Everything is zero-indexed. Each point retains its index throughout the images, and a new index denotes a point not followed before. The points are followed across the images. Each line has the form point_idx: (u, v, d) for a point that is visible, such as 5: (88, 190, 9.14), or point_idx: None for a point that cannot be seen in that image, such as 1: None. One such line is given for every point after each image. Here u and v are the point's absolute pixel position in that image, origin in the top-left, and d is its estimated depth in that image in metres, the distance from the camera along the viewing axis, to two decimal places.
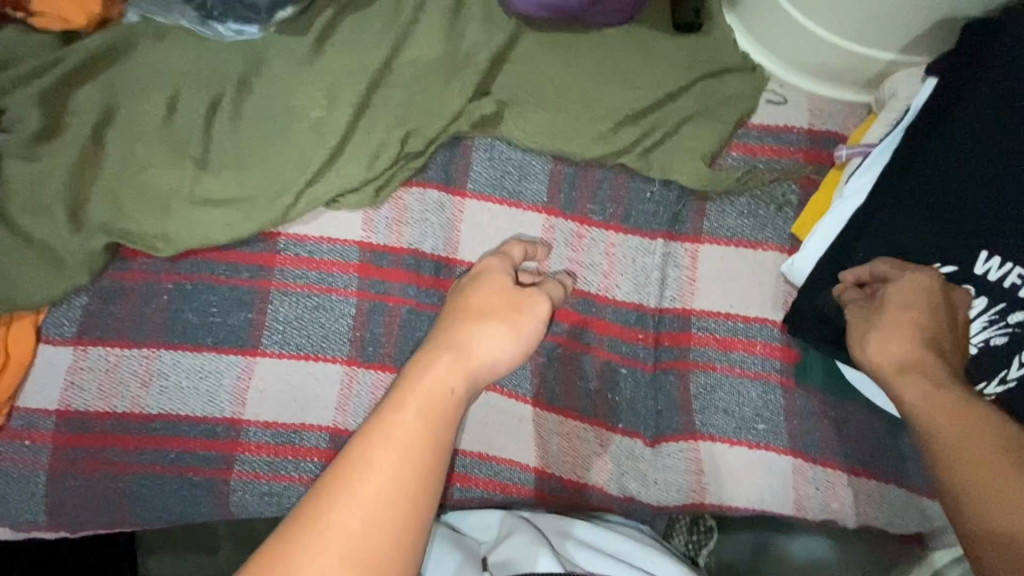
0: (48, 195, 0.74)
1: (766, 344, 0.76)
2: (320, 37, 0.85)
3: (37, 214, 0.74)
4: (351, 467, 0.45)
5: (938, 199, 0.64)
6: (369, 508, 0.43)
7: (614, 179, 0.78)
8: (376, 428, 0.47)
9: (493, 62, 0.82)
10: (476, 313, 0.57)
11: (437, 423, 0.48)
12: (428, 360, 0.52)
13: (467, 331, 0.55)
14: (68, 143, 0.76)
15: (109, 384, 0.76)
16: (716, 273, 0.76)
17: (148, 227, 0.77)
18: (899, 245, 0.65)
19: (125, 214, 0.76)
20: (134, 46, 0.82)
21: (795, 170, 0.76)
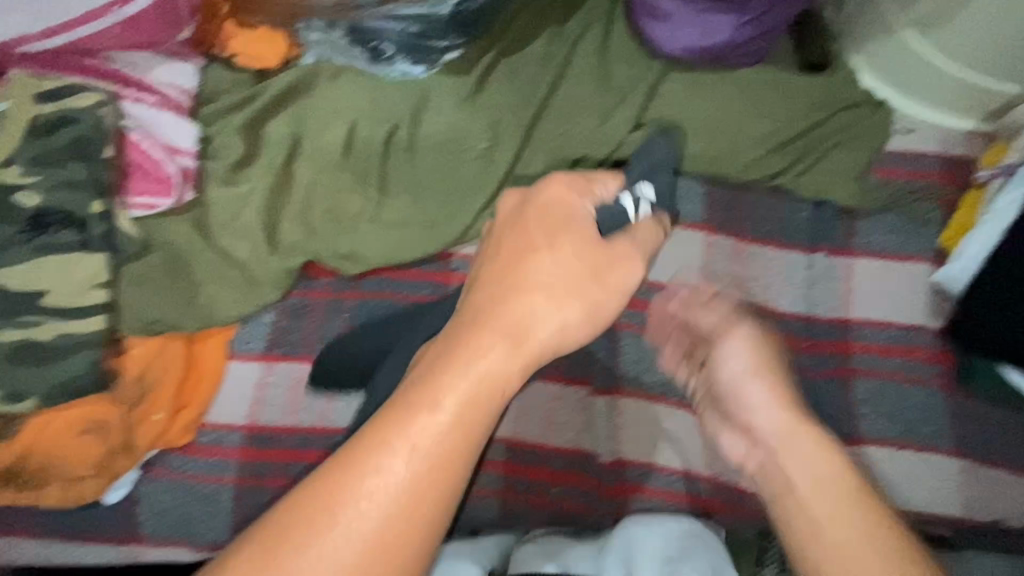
0: (248, 217, 0.78)
1: (924, 350, 0.81)
2: (482, 76, 0.91)
3: (234, 235, 0.78)
4: (389, 427, 0.39)
5: None
6: (396, 498, 0.38)
7: (768, 201, 0.85)
8: (436, 394, 0.41)
9: (644, 98, 0.89)
10: (536, 273, 0.46)
11: (485, 400, 0.41)
12: (479, 325, 0.44)
13: (520, 302, 0.45)
14: (267, 170, 0.80)
15: (294, 400, 0.78)
16: (871, 285, 0.82)
17: (336, 247, 0.81)
18: None
19: (315, 236, 0.81)
20: (314, 83, 0.87)
21: (935, 192, 0.83)
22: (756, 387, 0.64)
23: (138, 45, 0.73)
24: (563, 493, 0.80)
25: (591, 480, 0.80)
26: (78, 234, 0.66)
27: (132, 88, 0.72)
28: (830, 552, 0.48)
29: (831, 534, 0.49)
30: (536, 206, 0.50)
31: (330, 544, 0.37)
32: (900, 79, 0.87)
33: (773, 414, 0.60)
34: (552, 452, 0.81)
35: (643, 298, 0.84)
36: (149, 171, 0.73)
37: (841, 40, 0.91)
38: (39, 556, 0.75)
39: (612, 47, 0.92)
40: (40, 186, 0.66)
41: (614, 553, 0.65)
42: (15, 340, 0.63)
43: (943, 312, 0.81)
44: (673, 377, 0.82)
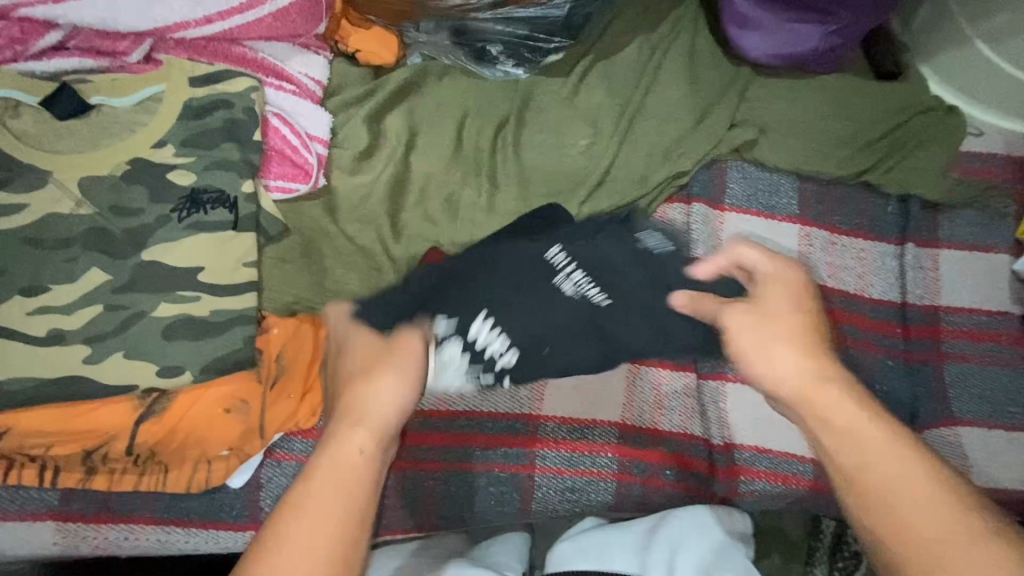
0: (373, 204, 0.80)
1: (1009, 334, 0.86)
2: (578, 79, 0.96)
3: (360, 221, 0.79)
4: (290, 508, 0.42)
5: None
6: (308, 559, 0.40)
7: (857, 196, 0.90)
8: (318, 469, 0.44)
9: (735, 99, 0.94)
10: (364, 366, 0.52)
11: (361, 467, 0.45)
12: (344, 417, 0.48)
13: (361, 391, 0.50)
14: (390, 160, 0.83)
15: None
16: (956, 274, 0.87)
17: (454, 235, 0.83)
18: None
19: (435, 224, 0.83)
20: (424, 81, 0.91)
21: (1009, 188, 0.90)
22: (756, 335, 0.50)
23: (280, 36, 0.76)
24: (677, 476, 0.81)
25: (704, 464, 0.82)
26: (231, 213, 0.67)
27: (275, 77, 0.75)
28: (875, 471, 0.42)
29: (895, 486, 0.42)
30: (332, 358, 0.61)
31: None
32: (969, 89, 0.94)
33: (773, 349, 0.49)
34: (667, 434, 0.82)
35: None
36: (287, 156, 0.75)
37: (912, 51, 0.98)
38: (159, 544, 0.71)
39: (698, 53, 0.98)
40: (194, 166, 0.68)
41: (658, 551, 0.69)
42: (174, 315, 0.64)
43: None
44: None
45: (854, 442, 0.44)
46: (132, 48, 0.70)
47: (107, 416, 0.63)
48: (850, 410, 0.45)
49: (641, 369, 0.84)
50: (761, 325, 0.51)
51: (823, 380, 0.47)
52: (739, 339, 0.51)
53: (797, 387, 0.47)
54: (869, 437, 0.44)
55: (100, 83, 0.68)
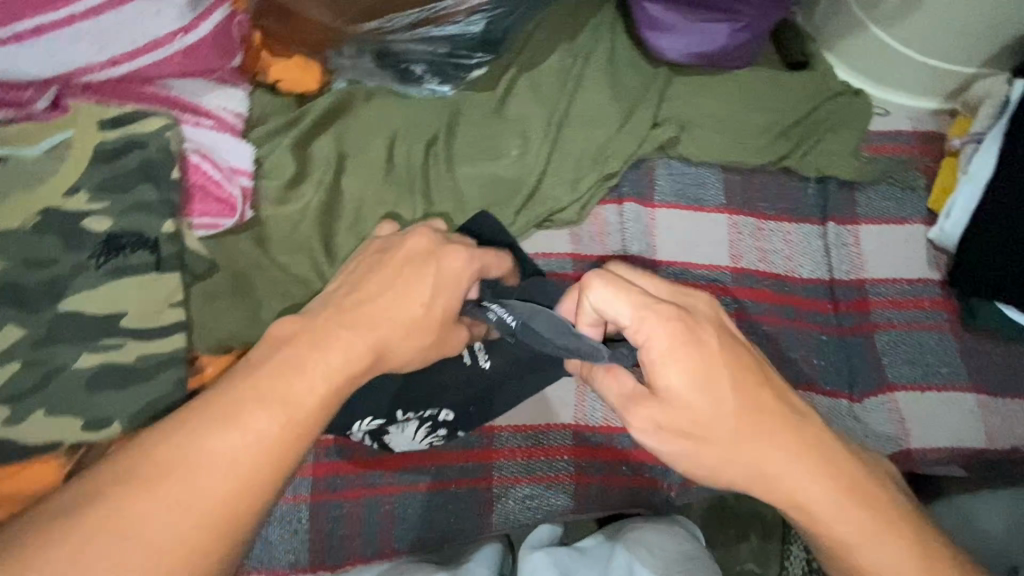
0: (304, 232, 0.80)
1: (931, 300, 0.90)
2: (504, 91, 0.98)
3: (294, 251, 0.79)
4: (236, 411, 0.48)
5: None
6: (231, 461, 0.47)
7: (778, 181, 0.94)
8: (279, 395, 0.50)
9: (658, 99, 0.98)
10: (418, 273, 0.59)
11: (352, 369, 0.53)
12: (319, 345, 0.53)
13: (394, 300, 0.57)
14: (320, 185, 0.83)
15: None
16: (877, 247, 0.92)
17: None
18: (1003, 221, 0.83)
19: None
20: (351, 105, 0.92)
21: (916, 161, 0.96)
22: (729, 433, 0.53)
23: (194, 72, 0.75)
24: (634, 471, 0.82)
25: (660, 455, 0.83)
26: (153, 255, 0.66)
27: (192, 114, 0.74)
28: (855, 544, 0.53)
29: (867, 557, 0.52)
30: (400, 260, 0.60)
31: (172, 495, 0.45)
32: (872, 73, 1.00)
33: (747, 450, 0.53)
34: (622, 430, 0.83)
35: (682, 279, 0.90)
36: (211, 192, 0.75)
37: (819, 41, 1.04)
38: None
39: (618, 57, 1.02)
40: (110, 211, 0.66)
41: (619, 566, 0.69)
42: (99, 365, 0.63)
43: (942, 265, 0.91)
44: None
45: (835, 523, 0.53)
46: (37, 95, 0.68)
47: (35, 476, 0.61)
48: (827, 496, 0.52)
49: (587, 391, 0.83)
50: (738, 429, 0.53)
51: (811, 475, 0.53)
52: (720, 445, 0.53)
53: (771, 475, 0.53)
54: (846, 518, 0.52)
55: (5, 136, 0.67)
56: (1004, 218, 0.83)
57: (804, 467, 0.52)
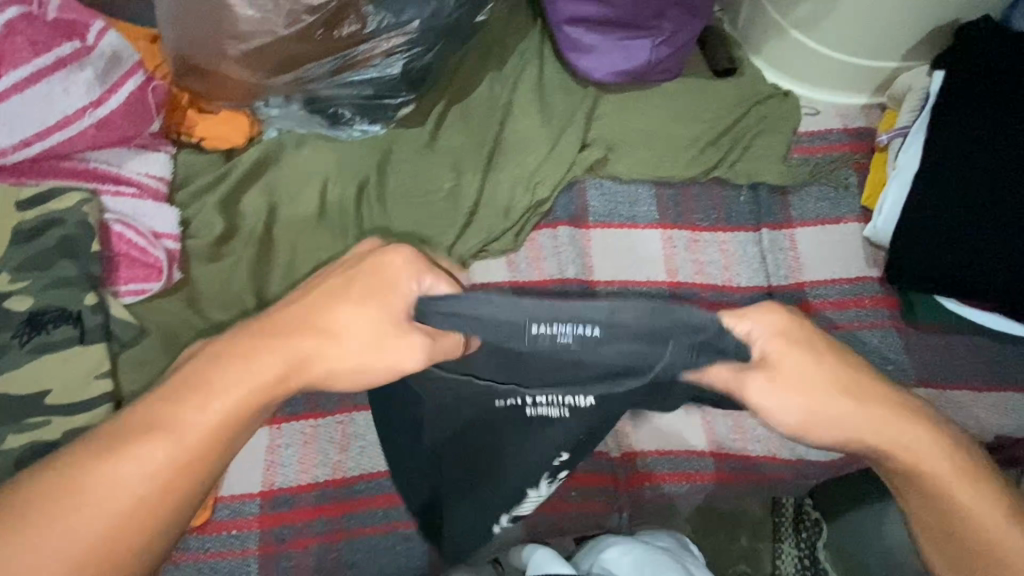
0: (236, 287, 0.81)
1: (872, 297, 0.90)
2: (435, 126, 0.99)
3: (226, 307, 0.80)
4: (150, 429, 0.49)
5: (960, 177, 0.82)
6: (134, 477, 0.49)
7: (709, 191, 0.95)
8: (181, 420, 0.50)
9: (587, 119, 0.98)
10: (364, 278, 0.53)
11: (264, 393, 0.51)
12: (235, 361, 0.51)
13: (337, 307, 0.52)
14: (251, 239, 0.84)
15: (304, 462, 0.79)
16: (813, 249, 0.92)
17: None
18: (933, 217, 0.83)
19: None
20: (281, 154, 0.93)
21: (847, 159, 0.96)
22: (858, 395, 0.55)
23: (112, 143, 0.77)
24: (583, 496, 0.84)
25: (608, 477, 0.85)
26: (76, 328, 0.67)
27: (113, 183, 0.76)
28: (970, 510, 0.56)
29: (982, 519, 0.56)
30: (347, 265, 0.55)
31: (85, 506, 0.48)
32: (798, 74, 1.00)
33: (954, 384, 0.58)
34: None
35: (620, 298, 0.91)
36: (137, 258, 0.76)
37: (745, 46, 1.04)
38: None
39: (546, 81, 1.02)
40: (30, 289, 0.68)
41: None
42: (23, 444, 0.63)
43: (879, 261, 0.91)
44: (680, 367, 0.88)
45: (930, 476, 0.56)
46: None
47: None
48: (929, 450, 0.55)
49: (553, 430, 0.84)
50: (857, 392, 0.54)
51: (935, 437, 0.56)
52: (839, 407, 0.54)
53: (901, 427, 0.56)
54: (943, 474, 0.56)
55: None
56: (927, 214, 0.83)
57: (913, 425, 0.55)
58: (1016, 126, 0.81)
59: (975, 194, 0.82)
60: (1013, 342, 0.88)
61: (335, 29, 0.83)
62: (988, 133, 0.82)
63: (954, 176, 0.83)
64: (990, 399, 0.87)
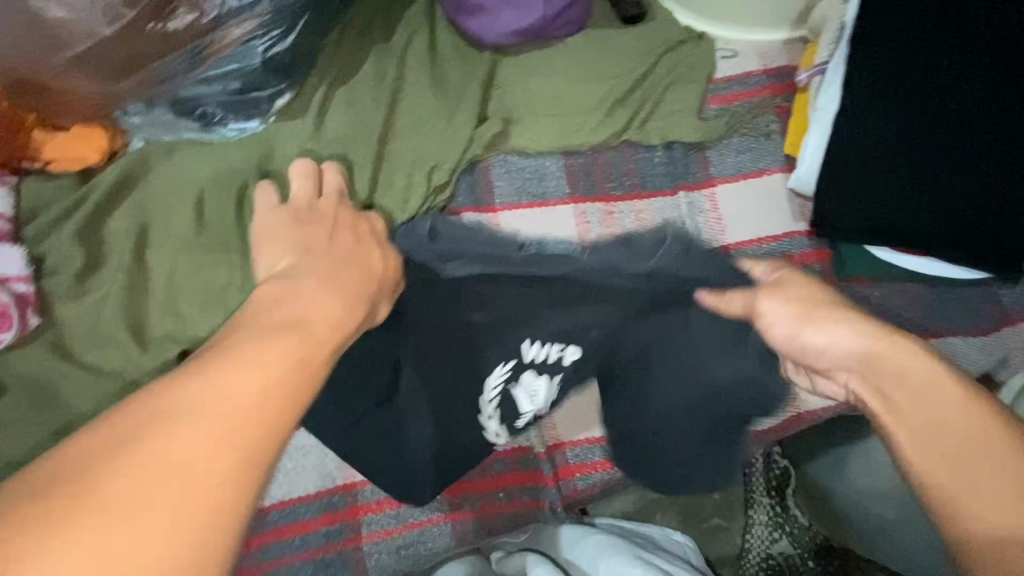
0: (108, 324, 0.76)
1: (801, 253, 0.84)
2: (319, 112, 0.88)
3: (101, 346, 0.76)
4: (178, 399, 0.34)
5: (878, 123, 0.76)
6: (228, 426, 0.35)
7: (622, 156, 0.87)
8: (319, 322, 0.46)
9: (483, 89, 0.89)
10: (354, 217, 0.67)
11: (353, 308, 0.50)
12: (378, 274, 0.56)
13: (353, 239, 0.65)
14: (117, 271, 0.78)
15: (359, 523, 0.77)
16: (736, 208, 0.86)
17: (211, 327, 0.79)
18: (855, 170, 0.76)
19: (184, 319, 0.78)
20: (148, 167, 0.84)
21: (767, 104, 0.89)
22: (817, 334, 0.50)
23: None
24: (511, 496, 0.80)
25: (536, 474, 0.81)
26: None
27: None
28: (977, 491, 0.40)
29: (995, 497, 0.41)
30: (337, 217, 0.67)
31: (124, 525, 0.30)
32: (711, 12, 0.90)
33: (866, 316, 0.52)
34: (492, 457, 0.80)
35: None
36: None
37: None
38: None
39: (438, 49, 0.92)
40: None
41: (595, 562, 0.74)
42: None
43: (807, 212, 0.84)
44: None
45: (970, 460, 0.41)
46: None
47: None
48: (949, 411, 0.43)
49: None
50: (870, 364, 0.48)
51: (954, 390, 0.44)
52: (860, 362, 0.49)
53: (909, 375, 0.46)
54: (975, 452, 0.41)
55: None
56: (858, 166, 0.76)
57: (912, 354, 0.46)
58: (932, 60, 0.74)
59: (897, 141, 0.75)
60: (950, 284, 0.84)
61: (164, 21, 0.73)
62: (948, 80, 0.74)
63: (891, 122, 0.75)
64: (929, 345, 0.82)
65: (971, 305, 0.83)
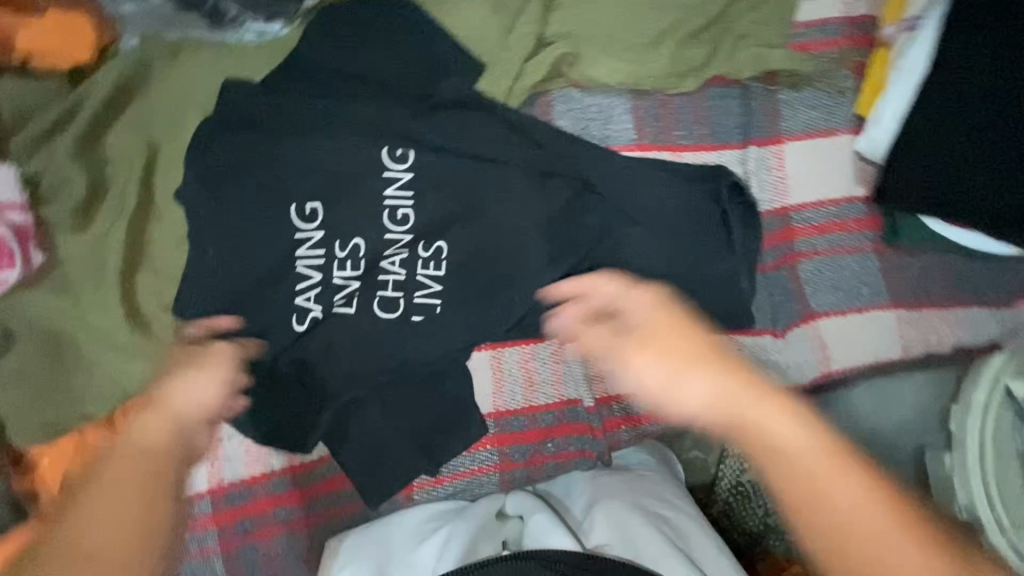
0: (110, 263, 0.65)
1: (856, 220, 0.84)
2: (355, 22, 0.74)
3: (98, 288, 0.65)
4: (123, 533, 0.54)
5: (946, 101, 0.74)
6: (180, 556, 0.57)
7: (692, 102, 0.82)
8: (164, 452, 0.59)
9: (544, 9, 0.79)
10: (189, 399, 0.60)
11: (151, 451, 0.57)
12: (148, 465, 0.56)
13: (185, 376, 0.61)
14: (88, 291, 0.64)
15: (559, 372, 0.80)
16: (801, 166, 0.83)
17: (239, 274, 0.69)
18: (909, 155, 0.76)
19: (204, 260, 0.68)
20: (152, 73, 0.70)
21: (844, 59, 0.84)
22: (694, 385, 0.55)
23: None
24: (559, 446, 0.80)
25: (582, 425, 0.81)
26: None
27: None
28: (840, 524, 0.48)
29: (836, 512, 0.49)
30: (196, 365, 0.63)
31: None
32: None
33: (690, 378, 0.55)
34: (543, 409, 0.80)
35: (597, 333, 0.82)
36: None
37: None
38: None
39: None
40: None
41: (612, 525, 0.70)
42: None
43: (867, 177, 0.83)
44: None
45: (862, 562, 0.47)
46: None
47: None
48: (843, 476, 0.50)
49: (537, 347, 0.80)
50: (726, 400, 0.54)
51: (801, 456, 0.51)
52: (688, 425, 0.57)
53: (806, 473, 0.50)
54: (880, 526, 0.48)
55: None
56: (907, 155, 0.76)
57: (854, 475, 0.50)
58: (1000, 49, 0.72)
59: (956, 118, 0.74)
60: (983, 258, 0.86)
61: None
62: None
63: (948, 104, 0.74)
64: (955, 313, 0.86)
65: (1005, 275, 0.86)
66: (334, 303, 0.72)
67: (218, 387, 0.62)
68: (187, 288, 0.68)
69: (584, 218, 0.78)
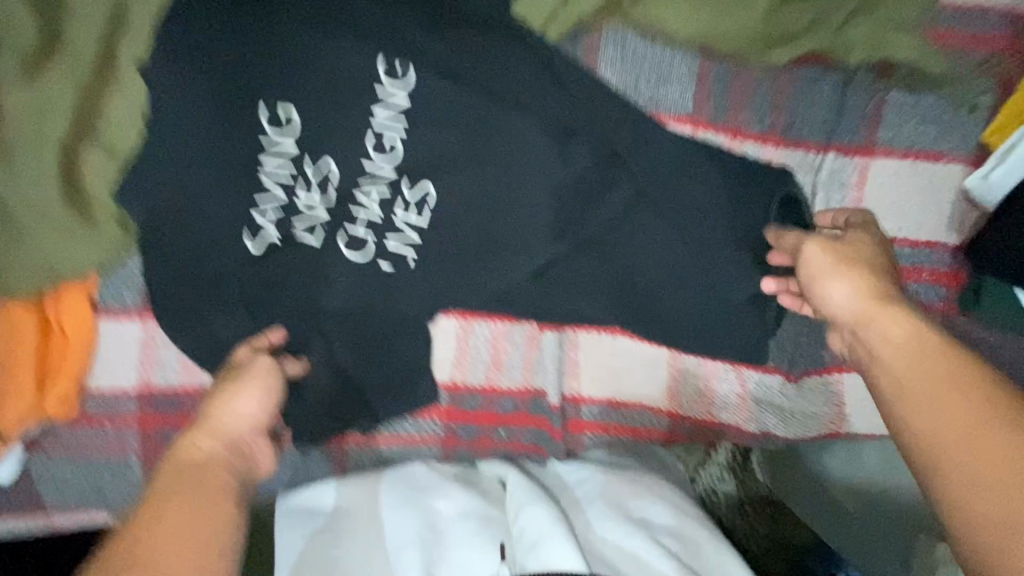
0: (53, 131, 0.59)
1: (933, 271, 0.67)
2: None
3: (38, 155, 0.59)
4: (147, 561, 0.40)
5: None
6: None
7: (774, 80, 0.65)
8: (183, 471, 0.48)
9: None
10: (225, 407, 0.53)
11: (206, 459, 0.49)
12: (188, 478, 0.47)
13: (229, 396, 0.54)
14: (30, 160, 0.59)
15: (531, 357, 0.73)
16: (887, 190, 0.66)
17: (192, 171, 0.61)
18: None
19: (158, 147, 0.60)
20: None
21: (988, 66, 0.65)
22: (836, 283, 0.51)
23: None
24: (512, 436, 0.73)
25: (542, 420, 0.73)
26: None
27: None
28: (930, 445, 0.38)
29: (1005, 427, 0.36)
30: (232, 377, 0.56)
31: None
32: None
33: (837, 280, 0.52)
34: (504, 393, 0.72)
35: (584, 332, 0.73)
36: None
37: None
38: None
39: None
40: None
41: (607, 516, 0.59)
42: None
43: (965, 224, 0.66)
44: (617, 346, 0.73)
45: (954, 480, 0.36)
46: None
47: None
48: (943, 379, 0.40)
49: (512, 326, 0.72)
50: (864, 309, 0.48)
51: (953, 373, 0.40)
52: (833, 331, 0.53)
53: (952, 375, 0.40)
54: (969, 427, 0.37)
55: None
56: None
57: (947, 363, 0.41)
58: None
59: None
60: None
61: None
62: None
63: None
64: None
65: None
66: (292, 228, 0.63)
67: (267, 393, 0.56)
68: (135, 175, 0.60)
69: (603, 194, 0.65)
